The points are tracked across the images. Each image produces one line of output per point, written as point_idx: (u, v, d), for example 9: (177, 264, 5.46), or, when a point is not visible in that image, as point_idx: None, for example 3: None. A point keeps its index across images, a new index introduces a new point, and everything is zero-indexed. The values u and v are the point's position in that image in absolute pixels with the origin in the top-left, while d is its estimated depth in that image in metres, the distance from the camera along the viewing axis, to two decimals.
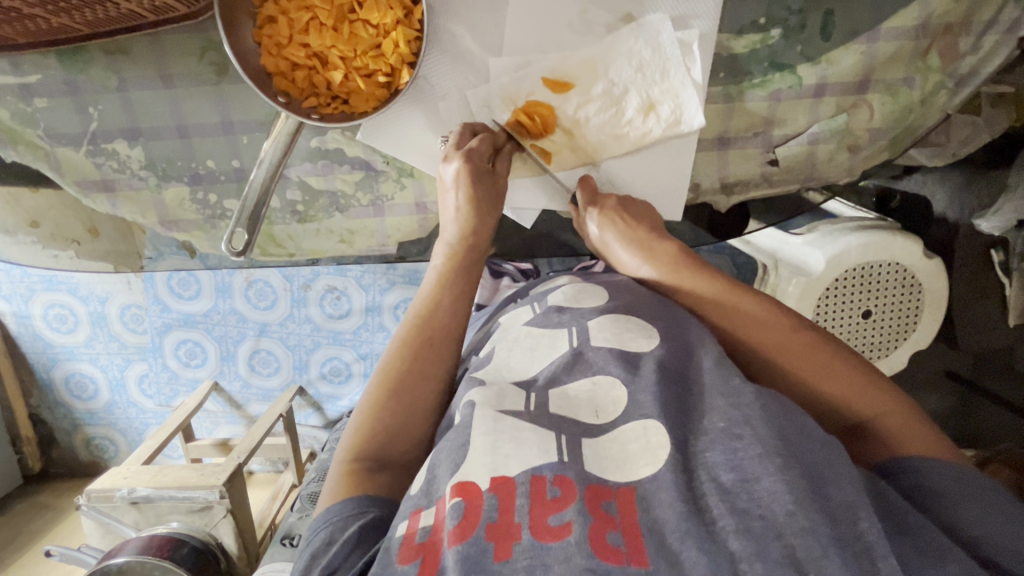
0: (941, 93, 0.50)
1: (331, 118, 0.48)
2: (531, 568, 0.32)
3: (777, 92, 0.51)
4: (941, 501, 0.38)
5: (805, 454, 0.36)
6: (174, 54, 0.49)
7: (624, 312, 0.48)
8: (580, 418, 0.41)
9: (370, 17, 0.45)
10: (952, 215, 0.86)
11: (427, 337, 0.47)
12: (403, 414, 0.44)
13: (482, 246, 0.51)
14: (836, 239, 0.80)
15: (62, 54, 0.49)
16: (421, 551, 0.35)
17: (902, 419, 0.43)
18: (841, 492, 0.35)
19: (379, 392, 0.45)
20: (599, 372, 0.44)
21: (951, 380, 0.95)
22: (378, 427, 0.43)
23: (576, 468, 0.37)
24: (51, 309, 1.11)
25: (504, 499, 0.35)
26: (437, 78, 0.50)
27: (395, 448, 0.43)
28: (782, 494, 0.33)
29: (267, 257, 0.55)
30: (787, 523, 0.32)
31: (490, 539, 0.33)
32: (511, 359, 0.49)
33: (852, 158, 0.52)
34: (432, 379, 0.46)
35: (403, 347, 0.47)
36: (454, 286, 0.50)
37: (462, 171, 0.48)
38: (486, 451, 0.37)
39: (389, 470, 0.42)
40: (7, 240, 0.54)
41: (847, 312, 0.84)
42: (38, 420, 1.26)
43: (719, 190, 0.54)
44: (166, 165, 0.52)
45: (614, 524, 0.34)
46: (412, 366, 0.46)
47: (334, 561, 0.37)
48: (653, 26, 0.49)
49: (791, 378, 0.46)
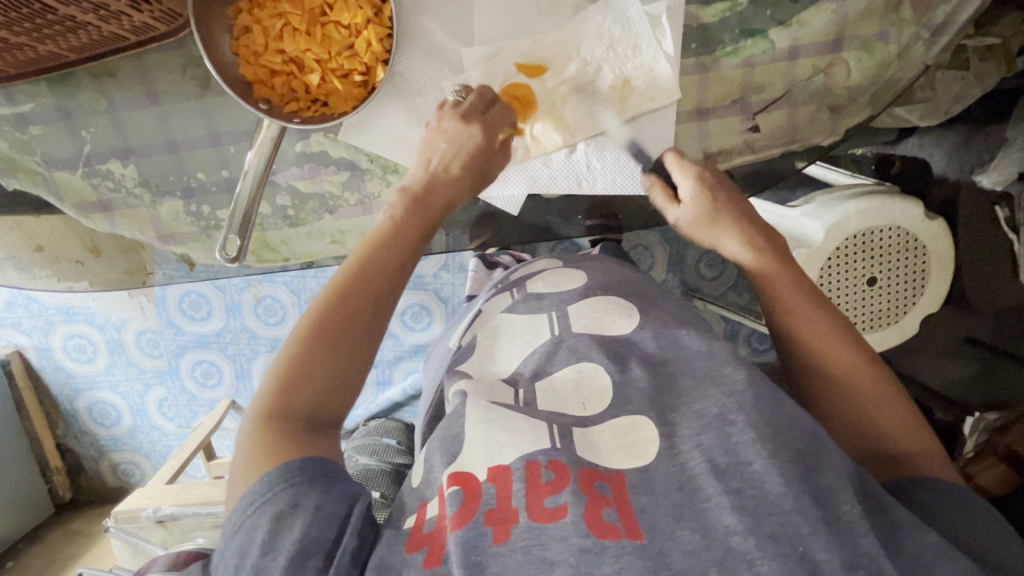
0: (918, 45, 0.50)
1: (312, 121, 0.49)
2: (528, 547, 0.35)
3: (751, 58, 0.51)
4: (956, 518, 0.40)
5: (791, 440, 0.39)
6: (158, 72, 0.50)
7: (598, 298, 0.54)
8: (569, 408, 0.45)
9: (342, 17, 0.46)
10: (952, 175, 0.85)
11: (376, 294, 0.45)
12: (341, 375, 0.43)
13: (439, 206, 0.50)
14: (834, 207, 0.79)
15: (52, 81, 0.51)
16: (427, 540, 0.38)
17: (935, 461, 0.45)
18: (823, 475, 0.38)
19: (311, 341, 0.42)
20: (583, 361, 0.48)
21: (971, 347, 0.91)
22: (307, 382, 0.42)
23: (569, 454, 0.40)
24: (70, 340, 1.14)
25: (501, 485, 0.39)
26: (413, 73, 0.50)
27: (330, 405, 0.43)
28: (773, 475, 0.37)
29: (262, 263, 0.57)
30: (779, 503, 0.36)
31: (489, 523, 0.37)
32: (494, 347, 0.54)
33: (834, 120, 0.52)
34: (366, 338, 0.45)
35: (347, 295, 0.44)
36: (404, 240, 0.48)
37: (477, 139, 0.49)
38: (482, 441, 0.41)
39: (323, 429, 0.42)
40: (26, 274, 0.57)
41: (852, 280, 0.83)
42: (66, 449, 1.30)
43: (703, 159, 0.54)
44: (159, 180, 0.54)
45: (608, 502, 0.37)
46: (353, 319, 0.44)
47: (305, 532, 0.36)
48: (620, 3, 0.49)
49: (849, 397, 0.47)
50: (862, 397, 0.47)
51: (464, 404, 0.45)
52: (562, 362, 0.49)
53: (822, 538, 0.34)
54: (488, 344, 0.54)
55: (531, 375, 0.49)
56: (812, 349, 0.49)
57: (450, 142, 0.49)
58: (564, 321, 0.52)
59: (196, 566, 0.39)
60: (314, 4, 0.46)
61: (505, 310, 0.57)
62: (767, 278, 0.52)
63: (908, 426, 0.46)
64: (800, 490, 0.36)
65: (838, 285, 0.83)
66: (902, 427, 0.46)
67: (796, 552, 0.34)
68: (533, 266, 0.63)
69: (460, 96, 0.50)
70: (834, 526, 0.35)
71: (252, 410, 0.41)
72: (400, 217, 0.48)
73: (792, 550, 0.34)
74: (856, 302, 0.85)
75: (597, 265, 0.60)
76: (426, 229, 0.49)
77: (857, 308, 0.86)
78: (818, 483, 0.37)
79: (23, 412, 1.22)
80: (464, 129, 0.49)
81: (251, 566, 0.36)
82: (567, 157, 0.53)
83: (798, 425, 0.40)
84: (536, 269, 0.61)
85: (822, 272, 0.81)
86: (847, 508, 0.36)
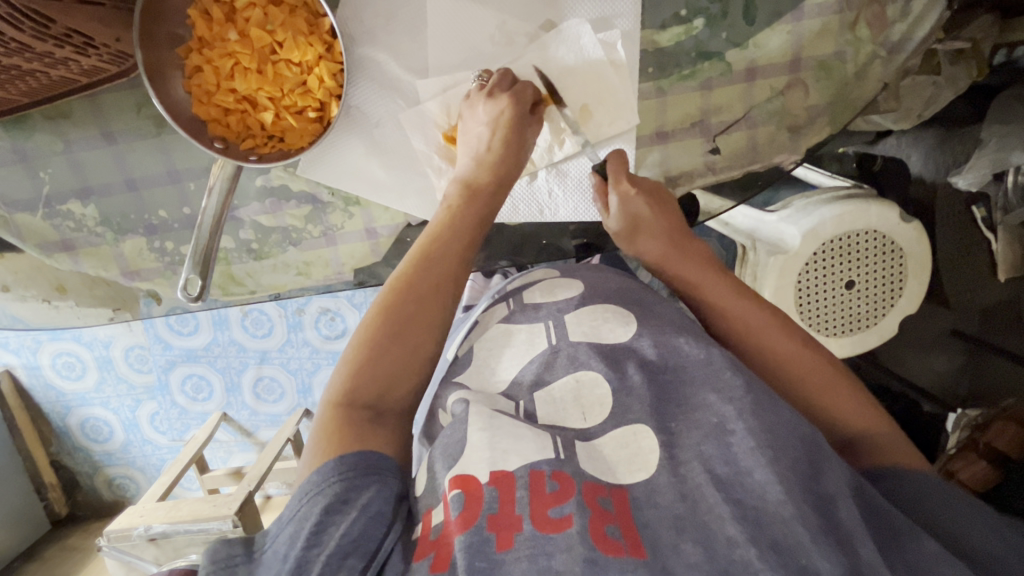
0: (875, 63, 0.50)
1: (270, 158, 0.49)
2: (533, 556, 0.34)
3: (708, 81, 0.51)
4: (920, 504, 0.42)
5: (788, 447, 0.39)
6: (113, 112, 0.50)
7: (595, 306, 0.54)
8: (569, 421, 0.46)
9: (292, 55, 0.45)
10: (928, 176, 0.84)
11: (435, 285, 0.48)
12: (402, 363, 0.46)
13: (496, 189, 0.51)
14: (810, 213, 0.79)
15: (8, 125, 0.50)
16: (435, 546, 0.37)
17: (887, 438, 0.48)
18: (828, 479, 0.39)
19: (376, 331, 0.46)
20: (582, 370, 0.48)
21: (957, 339, 0.92)
22: (375, 374, 0.45)
23: (573, 465, 0.40)
24: (58, 358, 1.14)
25: (504, 490, 0.37)
26: (370, 106, 0.50)
27: (392, 395, 0.45)
28: (774, 485, 0.36)
29: (228, 296, 0.57)
30: (777, 513, 0.35)
31: (492, 529, 0.35)
32: (491, 359, 0.53)
33: (794, 139, 0.52)
34: (429, 324, 0.47)
35: (413, 286, 0.48)
36: (464, 229, 0.50)
37: (507, 113, 0.49)
38: (484, 446, 0.41)
39: (385, 418, 0.44)
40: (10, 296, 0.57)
41: (830, 283, 0.83)
42: (60, 466, 1.30)
43: (664, 183, 0.54)
44: (120, 219, 0.53)
45: (611, 519, 0.37)
46: (415, 309, 0.47)
47: (355, 527, 0.37)
48: (573, 32, 0.49)
49: (804, 385, 0.51)
50: (817, 385, 0.50)
51: (467, 410, 0.45)
52: (561, 371, 0.49)
53: (823, 547, 0.34)
54: (485, 353, 0.54)
55: (531, 384, 0.49)
56: (761, 348, 0.53)
57: (486, 121, 0.50)
58: (562, 330, 0.52)
59: (238, 547, 0.38)
60: (263, 43, 0.45)
61: (500, 321, 0.56)
62: (700, 284, 0.57)
63: (858, 408, 0.50)
64: (800, 499, 0.36)
65: (818, 290, 0.83)
66: (852, 412, 0.50)
67: (796, 564, 0.33)
68: (529, 273, 0.60)
69: (483, 80, 0.50)
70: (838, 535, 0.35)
71: (328, 398, 0.44)
72: (455, 209, 0.51)
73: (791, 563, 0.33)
74: (836, 306, 0.84)
75: (596, 274, 0.59)
76: (484, 217, 0.51)
77: (840, 313, 0.85)
78: (819, 490, 0.38)
79: (15, 431, 1.23)
80: (492, 107, 0.49)
81: (295, 559, 0.36)
82: (528, 185, 0.55)
83: (794, 429, 0.41)
84: (533, 277, 0.59)
85: (799, 278, 0.81)
86: (846, 515, 0.37)
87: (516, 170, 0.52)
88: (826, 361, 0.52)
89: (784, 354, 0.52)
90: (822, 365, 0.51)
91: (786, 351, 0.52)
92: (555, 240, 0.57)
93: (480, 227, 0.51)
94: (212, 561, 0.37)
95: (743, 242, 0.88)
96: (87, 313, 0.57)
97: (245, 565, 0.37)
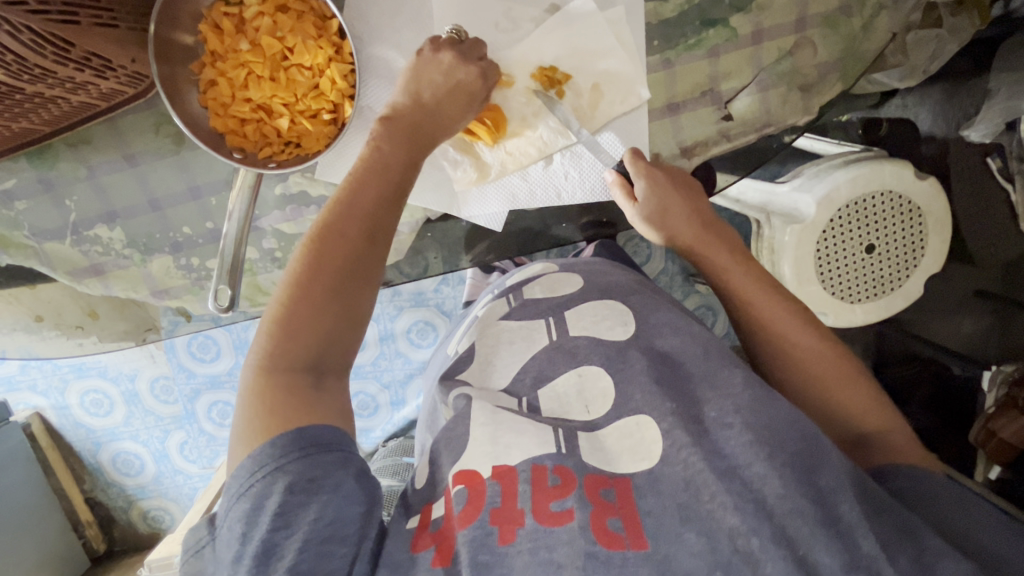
0: (880, 15, 0.50)
1: (288, 163, 0.49)
2: (534, 548, 0.37)
3: (715, 48, 0.51)
4: (930, 504, 0.44)
5: (790, 440, 0.41)
6: (134, 135, 0.51)
7: (596, 301, 0.55)
8: (572, 415, 0.48)
9: (303, 59, 0.46)
10: (939, 132, 0.82)
11: (369, 242, 0.45)
12: (336, 323, 0.43)
13: (428, 134, 0.48)
14: (823, 178, 0.78)
15: (31, 156, 0.52)
16: (435, 539, 0.40)
17: (899, 438, 0.50)
18: (824, 475, 0.40)
19: (304, 280, 0.42)
20: (583, 363, 0.50)
21: (982, 300, 0.88)
22: (306, 335, 0.41)
23: (575, 459, 0.42)
24: (86, 396, 1.13)
25: (507, 484, 0.40)
26: (382, 104, 0.51)
27: (326, 361, 0.42)
28: (773, 478, 0.39)
29: (257, 307, 0.57)
30: (778, 505, 0.38)
31: (495, 523, 0.39)
32: (494, 353, 0.54)
33: (806, 99, 0.52)
34: (365, 277, 0.44)
35: (342, 243, 0.44)
36: (396, 176, 0.47)
37: (469, 79, 0.48)
38: (487, 441, 0.43)
39: (323, 383, 0.42)
40: (35, 338, 0.59)
41: (850, 248, 0.81)
42: (95, 503, 1.31)
43: (679, 155, 0.54)
44: (146, 240, 0.54)
45: (613, 510, 0.40)
46: (348, 270, 0.44)
47: (326, 511, 0.38)
48: (578, 12, 0.50)
49: (818, 378, 0.52)
50: (826, 380, 0.52)
51: (469, 406, 0.47)
52: (563, 367, 0.50)
53: (822, 540, 0.37)
54: (487, 348, 0.55)
55: (534, 381, 0.50)
56: (775, 337, 0.54)
57: (445, 72, 0.48)
58: (562, 326, 0.53)
59: (201, 528, 0.40)
60: (274, 50, 0.46)
61: (501, 317, 0.57)
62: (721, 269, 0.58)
63: (871, 407, 0.51)
64: (801, 492, 0.39)
65: (840, 257, 0.81)
66: (866, 409, 0.51)
67: (797, 556, 0.36)
68: (529, 269, 0.62)
69: (456, 36, 0.49)
70: (834, 527, 0.37)
71: (254, 362, 0.40)
72: (387, 149, 0.47)
73: (793, 553, 0.36)
74: (857, 273, 0.82)
75: (592, 267, 0.60)
76: (413, 161, 0.48)
77: (858, 279, 0.83)
78: (819, 484, 0.39)
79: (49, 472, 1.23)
80: (459, 64, 0.48)
81: (261, 542, 0.36)
82: (545, 168, 0.54)
83: (796, 423, 0.42)
84: (534, 272, 0.61)
85: (819, 246, 0.79)
86: (846, 508, 0.38)
87: (459, 118, 0.50)
88: (840, 358, 0.52)
89: (803, 346, 0.53)
90: (841, 360, 0.53)
91: (802, 343, 0.53)
92: (555, 230, 0.59)
93: (413, 170, 0.48)
94: (185, 550, 0.40)
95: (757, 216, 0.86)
96: (110, 346, 0.60)
97: (211, 544, 0.39)
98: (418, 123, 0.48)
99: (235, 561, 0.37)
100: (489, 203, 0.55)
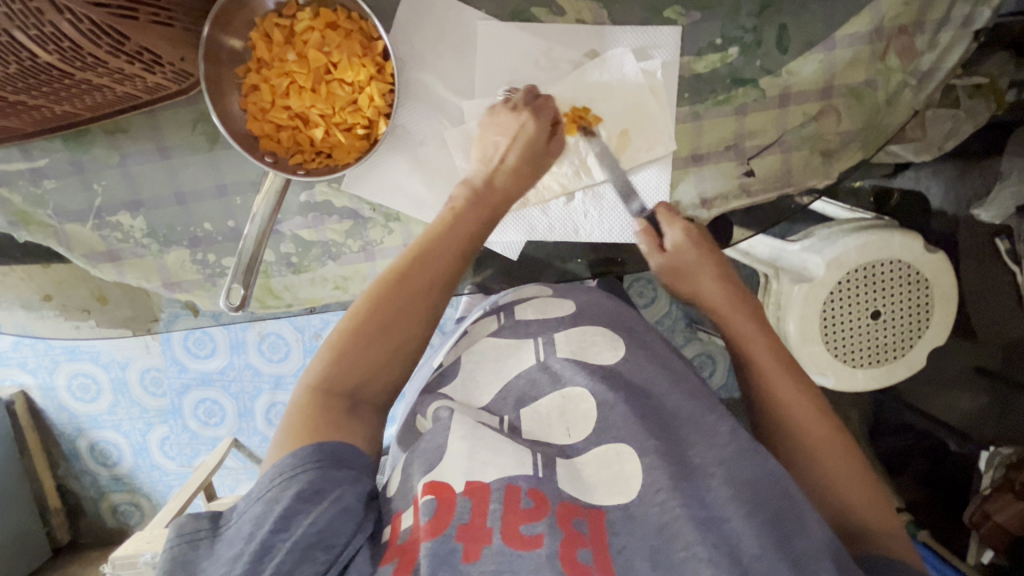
0: (905, 91, 0.51)
1: (316, 172, 0.51)
2: (498, 571, 0.35)
3: (743, 106, 0.52)
4: None
5: (768, 501, 0.40)
6: (170, 129, 0.52)
7: (585, 330, 0.54)
8: (553, 437, 0.46)
9: (345, 75, 0.48)
10: (949, 209, 0.82)
11: (428, 288, 0.48)
12: (385, 356, 0.46)
13: (497, 191, 0.52)
14: (833, 241, 0.78)
15: (67, 138, 0.53)
16: (399, 552, 0.38)
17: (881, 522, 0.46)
18: (803, 540, 0.38)
19: (364, 310, 0.46)
20: (567, 386, 0.48)
21: (982, 376, 0.83)
22: (354, 363, 0.44)
23: (552, 485, 0.41)
24: (74, 379, 1.12)
25: (477, 502, 0.39)
26: (415, 125, 0.53)
27: (370, 390, 0.45)
28: (748, 536, 0.38)
29: (266, 309, 0.57)
30: (754, 567, 0.36)
31: (460, 539, 0.36)
32: (478, 373, 0.53)
33: (827, 164, 0.53)
34: (417, 317, 0.47)
35: (405, 285, 0.47)
36: (462, 230, 0.50)
37: (529, 127, 0.52)
38: (464, 455, 0.41)
39: (359, 411, 0.44)
40: (33, 316, 0.57)
41: (855, 313, 0.81)
42: (65, 491, 1.27)
43: (698, 204, 0.55)
44: (166, 231, 0.55)
45: (584, 542, 0.38)
46: (403, 309, 0.47)
47: (323, 519, 0.37)
48: (616, 60, 0.52)
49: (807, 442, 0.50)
50: (816, 446, 0.50)
51: (450, 417, 0.45)
52: (546, 389, 0.49)
53: None
54: (472, 366, 0.53)
55: (516, 402, 0.49)
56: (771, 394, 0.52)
57: (506, 132, 0.52)
58: (550, 347, 0.52)
59: (206, 520, 0.38)
60: (319, 64, 0.48)
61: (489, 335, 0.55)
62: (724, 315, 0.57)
63: (856, 485, 0.48)
64: (777, 557, 0.37)
65: (843, 320, 0.80)
66: (851, 486, 0.48)
67: None
68: (520, 290, 0.57)
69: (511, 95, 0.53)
70: None
71: (305, 379, 0.44)
72: (459, 210, 0.51)
73: None
74: (861, 338, 0.82)
75: (590, 297, 0.57)
76: (484, 221, 0.51)
77: (863, 344, 0.82)
78: (794, 549, 0.38)
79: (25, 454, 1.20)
80: (516, 120, 0.52)
81: (259, 541, 0.35)
82: (565, 205, 0.56)
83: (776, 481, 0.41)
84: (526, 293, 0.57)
85: (825, 307, 0.79)
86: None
87: (530, 184, 0.54)
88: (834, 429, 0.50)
89: (799, 409, 0.51)
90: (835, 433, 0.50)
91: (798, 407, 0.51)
92: (568, 264, 0.58)
93: (479, 230, 0.51)
94: (178, 533, 0.38)
95: (764, 271, 0.87)
96: (108, 333, 0.59)
97: (209, 540, 0.37)
98: (490, 184, 0.52)
99: (230, 563, 0.35)
100: (506, 233, 0.57)
